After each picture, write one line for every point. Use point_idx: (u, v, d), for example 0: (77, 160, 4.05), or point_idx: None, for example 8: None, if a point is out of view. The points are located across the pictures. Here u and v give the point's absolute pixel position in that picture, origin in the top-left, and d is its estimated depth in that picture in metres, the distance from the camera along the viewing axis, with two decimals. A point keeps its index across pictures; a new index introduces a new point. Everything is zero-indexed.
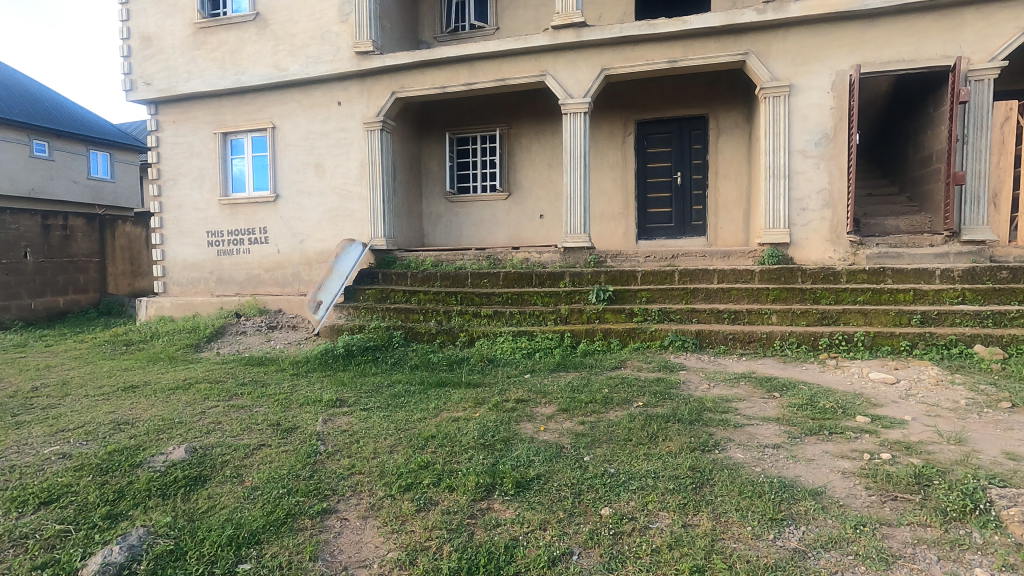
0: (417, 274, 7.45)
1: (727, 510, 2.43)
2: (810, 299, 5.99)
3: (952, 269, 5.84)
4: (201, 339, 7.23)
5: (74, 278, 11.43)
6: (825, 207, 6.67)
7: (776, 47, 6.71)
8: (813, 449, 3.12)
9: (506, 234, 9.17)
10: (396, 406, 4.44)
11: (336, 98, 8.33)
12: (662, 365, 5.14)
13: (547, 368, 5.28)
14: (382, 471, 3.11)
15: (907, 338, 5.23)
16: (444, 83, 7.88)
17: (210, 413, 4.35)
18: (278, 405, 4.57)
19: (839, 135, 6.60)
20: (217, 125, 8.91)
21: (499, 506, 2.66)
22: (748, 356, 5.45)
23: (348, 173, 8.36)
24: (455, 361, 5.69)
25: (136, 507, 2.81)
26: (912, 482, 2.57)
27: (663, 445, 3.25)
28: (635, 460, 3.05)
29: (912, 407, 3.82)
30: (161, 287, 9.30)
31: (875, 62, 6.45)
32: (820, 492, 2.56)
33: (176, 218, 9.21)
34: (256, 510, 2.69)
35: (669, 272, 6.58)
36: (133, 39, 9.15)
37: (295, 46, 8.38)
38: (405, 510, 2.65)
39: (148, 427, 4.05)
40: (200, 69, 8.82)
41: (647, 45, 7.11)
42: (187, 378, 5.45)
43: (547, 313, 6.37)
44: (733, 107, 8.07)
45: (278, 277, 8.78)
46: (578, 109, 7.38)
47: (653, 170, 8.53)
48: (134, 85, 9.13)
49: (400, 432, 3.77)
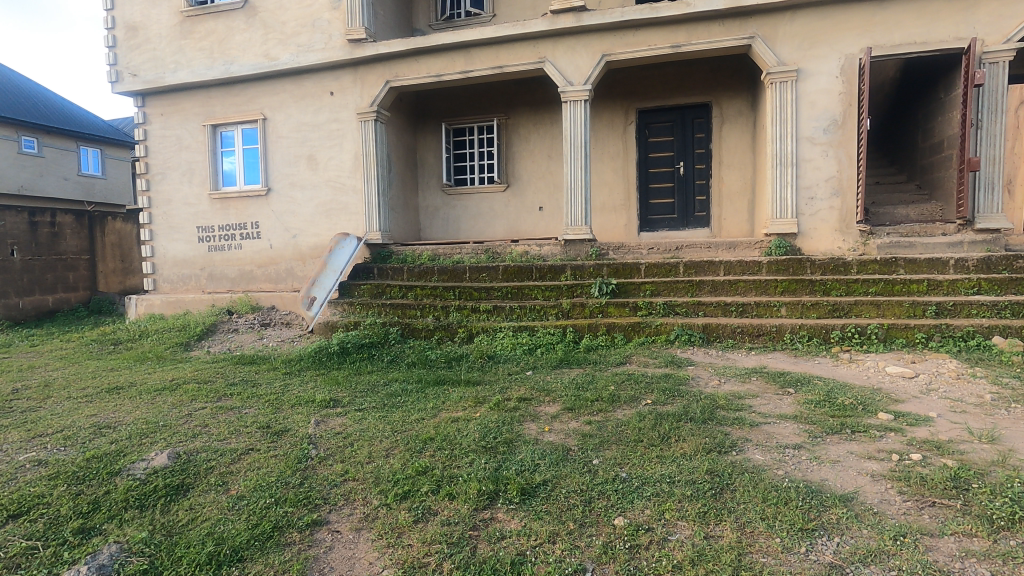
0: (414, 269, 7.23)
1: (753, 519, 2.24)
2: (820, 291, 5.79)
3: (967, 258, 5.66)
4: (191, 339, 6.99)
5: (63, 276, 11.17)
6: (834, 196, 6.46)
7: (782, 30, 6.48)
8: (836, 449, 2.92)
9: (505, 227, 8.96)
10: (393, 406, 4.24)
11: (328, 88, 8.09)
12: (669, 360, 4.95)
13: (550, 365, 5.08)
14: (376, 478, 2.90)
15: (922, 330, 5.06)
16: (440, 71, 7.62)
17: (197, 416, 4.15)
18: (269, 405, 4.37)
19: (849, 121, 6.38)
20: (206, 117, 8.66)
21: (503, 516, 2.46)
22: (757, 349, 5.25)
23: (342, 165, 8.12)
24: (454, 357, 5.48)
25: (110, 521, 2.60)
26: (949, 486, 2.40)
27: (676, 446, 3.05)
28: (648, 464, 2.85)
29: (936, 403, 3.63)
30: (151, 284, 9.06)
31: (884, 45, 6.23)
32: (851, 498, 2.36)
33: (165, 213, 8.96)
34: (241, 523, 2.49)
35: (673, 264, 6.38)
36: (118, 29, 8.86)
37: (284, 34, 8.11)
38: (402, 521, 2.46)
39: (130, 431, 3.84)
40: (188, 59, 8.55)
41: (650, 30, 6.87)
42: (175, 379, 5.23)
43: (549, 307, 6.17)
44: (737, 94, 7.85)
45: (271, 273, 8.54)
46: (578, 97, 7.14)
47: (655, 160, 8.32)
48: (119, 76, 8.83)
49: (397, 434, 3.56)
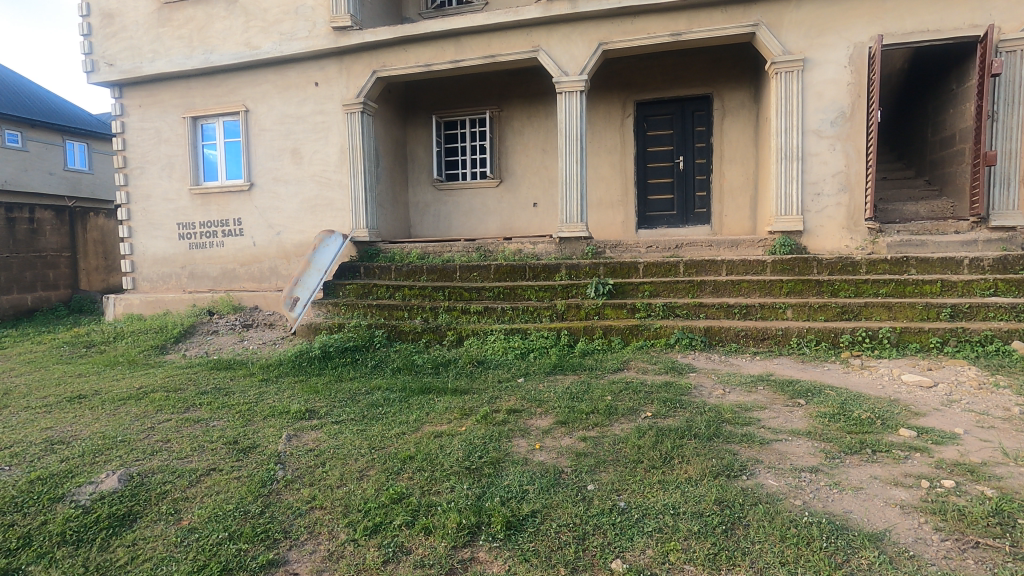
0: (401, 267, 6.92)
1: (772, 564, 1.95)
2: (827, 292, 5.51)
3: (982, 258, 5.37)
4: (167, 341, 6.65)
5: (43, 274, 10.78)
6: (841, 191, 6.16)
7: (788, 18, 6.16)
8: (858, 473, 2.64)
9: (498, 224, 8.64)
10: (373, 418, 3.92)
11: (313, 79, 7.74)
12: (669, 366, 4.65)
13: (543, 371, 4.78)
14: (345, 508, 2.60)
15: (937, 334, 4.77)
16: (429, 60, 7.28)
17: (160, 429, 3.82)
18: (239, 417, 4.05)
19: (858, 113, 6.08)
20: (186, 109, 8.30)
21: (485, 557, 2.16)
22: (762, 354, 4.97)
23: (327, 159, 7.78)
24: (441, 363, 5.17)
25: (38, 561, 2.30)
26: (991, 523, 2.12)
27: (680, 468, 2.75)
28: (650, 491, 2.56)
29: (960, 417, 3.35)
30: (130, 283, 8.72)
31: (896, 33, 5.92)
32: (882, 537, 2.07)
33: (144, 209, 8.61)
34: (185, 565, 2.19)
35: (673, 263, 6.08)
36: (94, 16, 8.47)
37: (266, 21, 7.75)
38: (369, 562, 2.16)
39: (83, 448, 3.51)
40: (166, 48, 8.17)
41: (649, 17, 6.55)
42: (143, 386, 4.90)
43: (543, 309, 5.87)
44: (740, 85, 7.53)
45: (254, 271, 8.21)
46: (574, 88, 6.80)
47: (654, 154, 8.01)
48: (95, 65, 8.44)
49: (374, 452, 3.26)
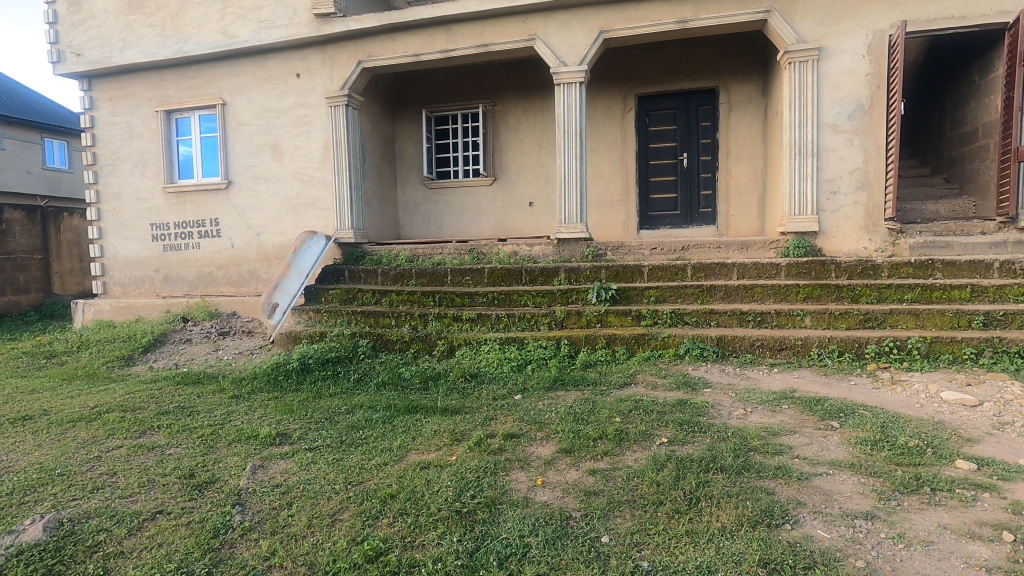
0: (388, 271, 6.46)
1: None
2: (848, 297, 5.10)
3: (1013, 260, 5.00)
4: (135, 351, 6.16)
5: (12, 277, 10.21)
6: (859, 189, 5.78)
7: (803, 4, 5.76)
8: (922, 521, 2.23)
9: (492, 225, 8.20)
10: (352, 444, 3.45)
11: (294, 70, 7.28)
12: (682, 382, 4.20)
13: (542, 387, 4.33)
14: (308, 569, 2.14)
15: (971, 344, 4.37)
16: (419, 50, 6.82)
17: (107, 459, 3.35)
18: (201, 443, 3.58)
19: (877, 105, 5.69)
20: (159, 102, 7.79)
21: None
22: (780, 366, 4.56)
23: (310, 155, 7.31)
24: (430, 377, 4.71)
25: None
26: None
27: (710, 514, 2.32)
28: (678, 546, 2.12)
29: (1018, 444, 2.94)
30: (100, 287, 8.20)
31: (918, 20, 5.54)
32: None
33: (115, 209, 8.09)
34: None
35: (680, 267, 5.63)
36: (60, 3, 7.95)
37: (243, 8, 7.25)
38: None
39: (12, 484, 3.03)
40: (137, 37, 7.66)
41: (653, 3, 6.13)
42: (98, 405, 4.40)
43: (541, 316, 5.44)
44: (747, 78, 7.14)
45: (232, 275, 7.72)
46: (574, 79, 6.37)
47: (656, 151, 7.60)
48: (61, 56, 7.93)
49: (349, 489, 2.80)
